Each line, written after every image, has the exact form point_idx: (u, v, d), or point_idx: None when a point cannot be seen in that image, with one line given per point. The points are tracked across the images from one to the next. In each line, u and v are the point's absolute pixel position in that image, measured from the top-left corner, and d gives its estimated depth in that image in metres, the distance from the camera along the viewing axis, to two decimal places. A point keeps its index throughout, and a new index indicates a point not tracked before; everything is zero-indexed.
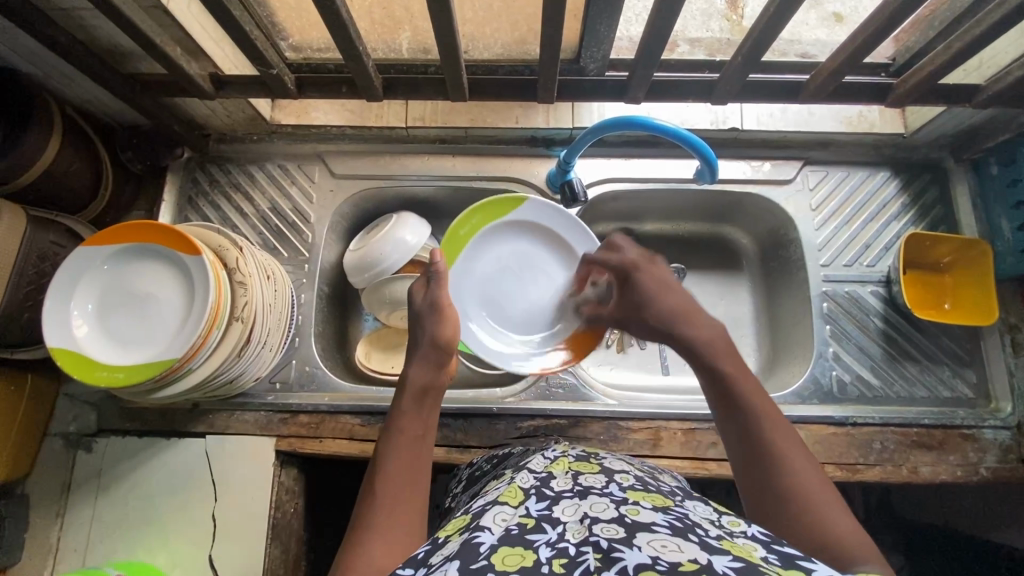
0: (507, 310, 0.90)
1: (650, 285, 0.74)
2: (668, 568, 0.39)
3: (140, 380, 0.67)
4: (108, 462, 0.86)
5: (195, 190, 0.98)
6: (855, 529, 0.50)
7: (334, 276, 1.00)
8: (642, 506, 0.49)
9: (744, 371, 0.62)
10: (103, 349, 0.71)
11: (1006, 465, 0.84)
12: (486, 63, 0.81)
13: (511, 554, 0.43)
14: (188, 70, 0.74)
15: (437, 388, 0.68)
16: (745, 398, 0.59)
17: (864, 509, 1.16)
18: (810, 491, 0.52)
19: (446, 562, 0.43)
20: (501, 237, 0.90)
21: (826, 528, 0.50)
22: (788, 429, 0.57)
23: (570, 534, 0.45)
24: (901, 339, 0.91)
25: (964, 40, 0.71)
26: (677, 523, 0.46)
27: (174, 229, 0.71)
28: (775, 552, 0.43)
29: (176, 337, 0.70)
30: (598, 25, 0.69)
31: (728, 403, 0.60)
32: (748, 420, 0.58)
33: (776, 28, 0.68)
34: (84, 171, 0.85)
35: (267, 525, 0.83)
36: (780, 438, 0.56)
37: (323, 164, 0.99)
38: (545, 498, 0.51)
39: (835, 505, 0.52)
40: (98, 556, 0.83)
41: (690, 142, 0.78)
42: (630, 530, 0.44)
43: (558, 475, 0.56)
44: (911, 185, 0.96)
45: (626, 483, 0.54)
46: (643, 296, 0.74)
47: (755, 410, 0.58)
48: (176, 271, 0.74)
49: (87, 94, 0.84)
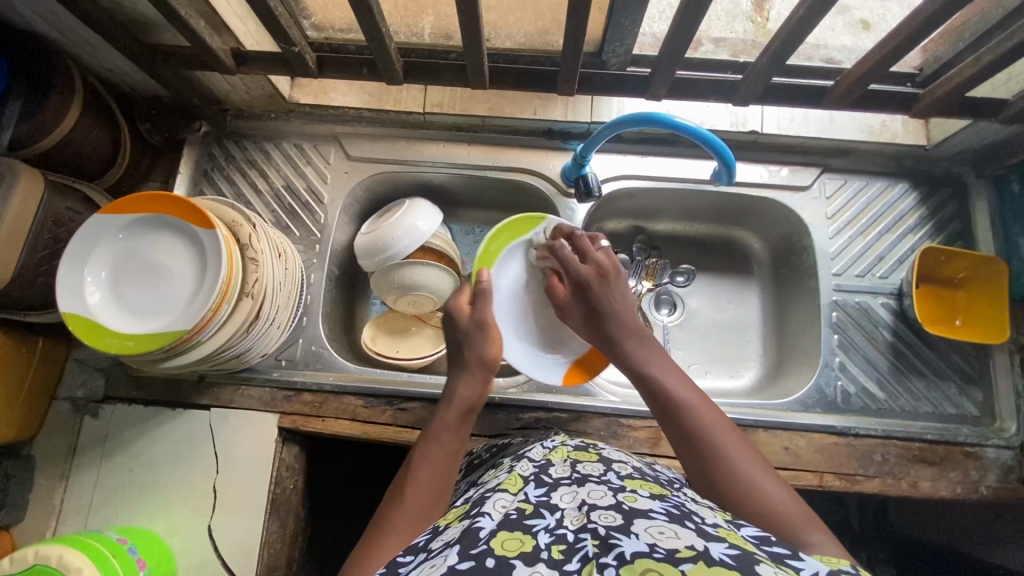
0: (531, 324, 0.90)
1: (607, 294, 0.73)
2: (666, 555, 0.39)
3: (149, 349, 0.68)
4: (113, 429, 0.87)
5: (211, 164, 0.98)
6: (798, 504, 0.52)
7: (345, 258, 1.01)
8: (640, 494, 0.49)
9: (671, 370, 0.64)
10: (114, 317, 0.71)
11: (1006, 485, 0.84)
12: (509, 52, 0.81)
13: (510, 539, 0.44)
14: (211, 44, 0.74)
15: (478, 404, 0.69)
16: (676, 393, 0.61)
17: (860, 522, 1.16)
18: (753, 477, 0.54)
19: (447, 548, 0.44)
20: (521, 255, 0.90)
21: (773, 505, 0.52)
22: (723, 418, 0.59)
23: (569, 521, 0.46)
24: (910, 353, 0.90)
25: (994, 53, 0.69)
26: (674, 510, 0.46)
27: (189, 201, 0.72)
28: (765, 550, 0.43)
29: (186, 309, 0.71)
30: (623, 20, 0.68)
31: (659, 403, 0.61)
32: (683, 419, 0.59)
33: (805, 29, 0.67)
34: (103, 140, 0.86)
35: (266, 500, 0.84)
36: (716, 427, 0.58)
37: (339, 145, 0.99)
38: (544, 485, 0.52)
39: (774, 483, 0.53)
40: (98, 521, 0.85)
41: (710, 141, 0.77)
42: (628, 517, 0.45)
43: (556, 463, 0.56)
44: (930, 198, 0.95)
45: (623, 472, 0.54)
46: (603, 309, 0.73)
47: (686, 406, 0.59)
48: (188, 244, 0.74)
49: (109, 62, 0.85)
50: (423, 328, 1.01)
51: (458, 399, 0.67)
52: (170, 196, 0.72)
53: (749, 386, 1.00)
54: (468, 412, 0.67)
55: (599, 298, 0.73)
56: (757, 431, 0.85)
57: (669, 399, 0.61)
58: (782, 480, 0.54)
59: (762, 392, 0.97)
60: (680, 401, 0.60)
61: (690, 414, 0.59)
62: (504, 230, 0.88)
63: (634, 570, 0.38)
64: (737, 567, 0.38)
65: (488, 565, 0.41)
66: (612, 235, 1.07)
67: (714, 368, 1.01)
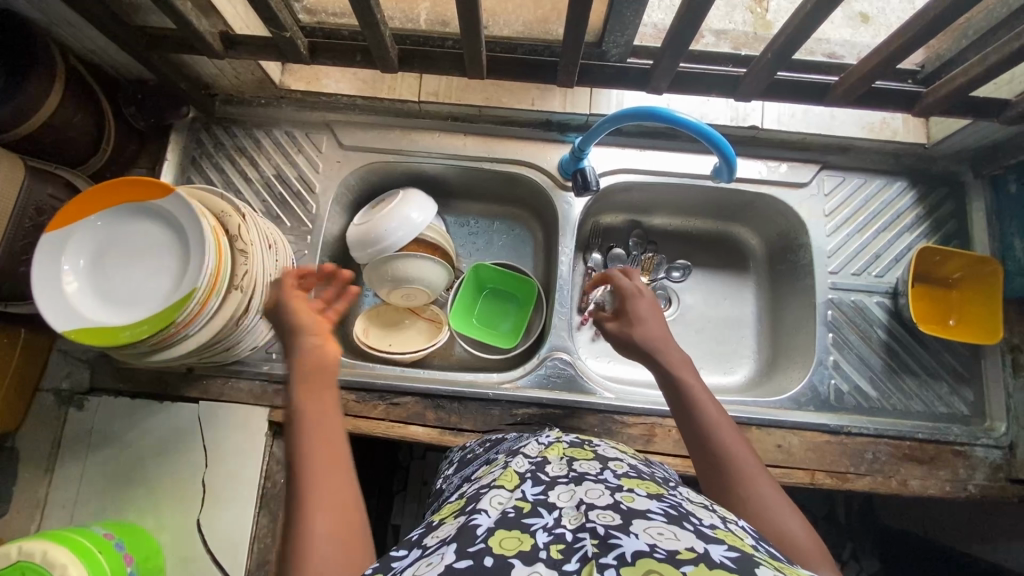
0: (159, 261, 0.72)
1: (645, 310, 0.72)
2: (666, 556, 0.39)
3: (93, 344, 0.66)
4: (99, 421, 0.86)
5: (199, 151, 0.96)
6: (813, 534, 0.52)
7: (337, 249, 0.99)
8: (637, 494, 0.49)
9: (703, 387, 0.64)
10: (64, 306, 0.68)
11: (994, 484, 0.85)
12: (507, 40, 0.79)
13: (508, 537, 0.43)
14: (198, 27, 0.71)
15: (331, 363, 0.57)
16: (704, 412, 0.61)
17: (847, 514, 1.19)
18: (770, 500, 0.54)
19: (443, 545, 0.44)
20: (108, 313, 0.69)
21: (789, 532, 0.51)
22: (744, 440, 0.60)
23: (567, 520, 0.45)
24: (903, 352, 0.91)
25: (1000, 52, 0.68)
26: (671, 510, 0.46)
27: (161, 186, 0.69)
28: (763, 546, 0.44)
29: (149, 301, 0.69)
30: (624, 9, 0.66)
31: (688, 418, 0.62)
32: (709, 436, 0.60)
33: (814, 23, 0.65)
34: (86, 125, 0.83)
35: (256, 495, 0.83)
36: (737, 449, 0.58)
37: (332, 133, 0.97)
38: (541, 483, 0.51)
39: (794, 511, 0.53)
40: (85, 515, 0.83)
41: (711, 137, 0.75)
42: (626, 517, 0.44)
43: (552, 461, 0.56)
44: (927, 197, 0.95)
45: (620, 471, 0.54)
46: (647, 324, 0.71)
47: (713, 423, 0.60)
48: (155, 231, 0.72)
49: (92, 43, 0.82)
50: (416, 321, 1.00)
51: (300, 362, 0.57)
52: (134, 183, 0.70)
53: (742, 383, 1.00)
54: (321, 371, 0.56)
55: (644, 313, 0.72)
56: (750, 429, 0.85)
57: (696, 416, 0.62)
58: (797, 508, 0.54)
59: (755, 389, 0.97)
60: (707, 420, 0.61)
61: (715, 432, 0.60)
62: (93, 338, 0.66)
63: (635, 571, 0.38)
64: (738, 569, 0.38)
65: (486, 565, 0.40)
66: (608, 228, 1.06)
67: (709, 364, 1.01)
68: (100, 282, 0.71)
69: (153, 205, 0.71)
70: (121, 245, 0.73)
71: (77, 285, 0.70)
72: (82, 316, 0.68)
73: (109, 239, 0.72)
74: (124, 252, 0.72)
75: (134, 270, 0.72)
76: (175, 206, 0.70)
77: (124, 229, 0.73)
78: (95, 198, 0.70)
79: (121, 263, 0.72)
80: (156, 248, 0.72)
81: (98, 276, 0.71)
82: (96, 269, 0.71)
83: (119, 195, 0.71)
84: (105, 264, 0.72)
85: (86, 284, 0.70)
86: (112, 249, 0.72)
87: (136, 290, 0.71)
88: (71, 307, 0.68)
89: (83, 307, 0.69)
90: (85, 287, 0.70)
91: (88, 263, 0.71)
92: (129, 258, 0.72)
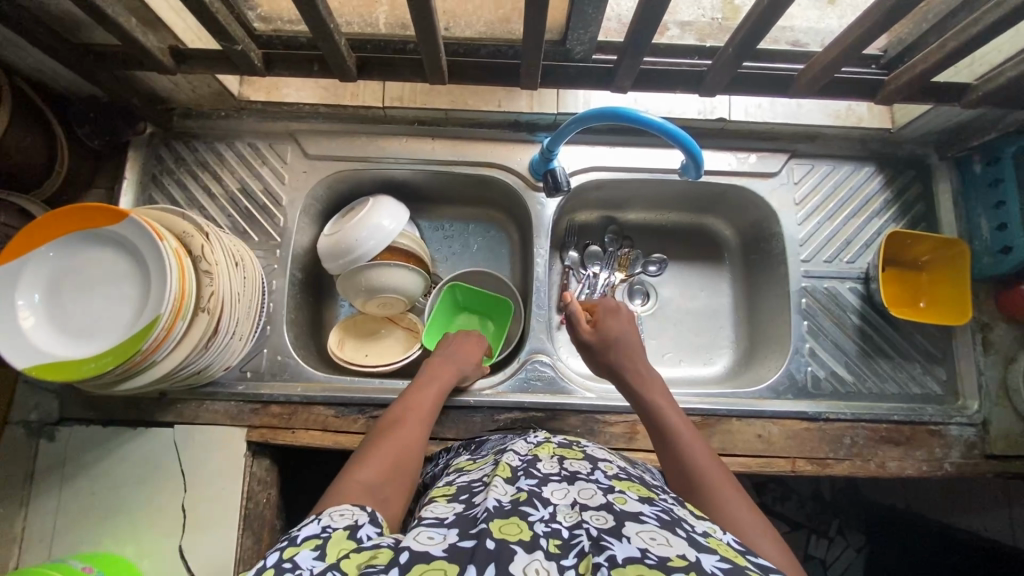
0: (120, 288, 0.70)
1: (621, 328, 0.78)
2: (658, 562, 0.40)
3: (54, 379, 0.64)
4: (72, 451, 0.84)
5: (160, 167, 0.93)
6: (780, 540, 0.53)
7: (308, 261, 0.97)
8: (629, 496, 0.50)
9: (673, 407, 0.69)
10: (24, 344, 0.66)
11: (969, 460, 0.87)
12: (469, 42, 0.77)
13: (508, 524, 0.45)
14: (144, 43, 0.69)
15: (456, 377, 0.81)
16: (675, 427, 0.65)
17: (832, 492, 1.18)
18: (738, 503, 0.56)
19: (444, 526, 0.46)
20: (70, 345, 0.67)
21: (759, 534, 0.53)
22: (712, 452, 0.63)
23: (562, 516, 0.47)
24: (876, 335, 0.92)
25: (960, 38, 0.68)
26: (663, 515, 0.48)
27: (111, 210, 0.67)
28: (751, 562, 0.44)
29: (111, 333, 0.67)
30: (585, 7, 0.65)
31: (660, 434, 0.66)
32: (679, 447, 0.63)
33: (773, 15, 0.65)
34: (37, 148, 0.80)
35: (238, 516, 0.82)
36: (705, 460, 0.61)
37: (296, 143, 0.95)
38: (534, 478, 0.53)
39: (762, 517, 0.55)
40: (62, 548, 0.81)
41: (674, 134, 0.75)
42: (619, 519, 0.46)
43: (543, 458, 0.58)
44: (895, 181, 0.96)
45: (610, 472, 0.56)
46: (619, 342, 0.77)
47: (682, 435, 0.64)
48: (115, 257, 0.70)
49: (40, 65, 0.79)
50: (394, 330, 0.99)
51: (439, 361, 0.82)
52: (85, 209, 0.67)
53: (722, 374, 1.01)
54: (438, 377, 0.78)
55: (619, 330, 0.78)
56: (730, 421, 0.86)
57: (666, 429, 0.65)
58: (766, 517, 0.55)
59: (736, 379, 0.98)
60: (679, 434, 0.64)
61: (684, 443, 0.63)
62: (59, 369, 0.65)
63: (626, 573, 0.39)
64: None
65: (488, 547, 0.42)
66: (583, 226, 1.06)
67: (688, 356, 1.01)
68: (59, 313, 0.69)
69: (110, 231, 0.69)
70: (78, 274, 0.70)
71: (36, 318, 0.68)
72: (43, 351, 0.66)
73: (67, 270, 0.70)
74: (85, 280, 0.70)
75: (96, 298, 0.70)
76: (131, 229, 0.67)
77: (81, 257, 0.70)
78: (47, 227, 0.68)
79: (82, 295, 0.70)
80: (115, 274, 0.70)
81: (57, 308, 0.69)
82: (54, 300, 0.69)
83: (70, 224, 0.68)
84: (66, 295, 0.70)
85: (46, 317, 0.68)
86: (70, 278, 0.70)
87: (100, 318, 0.69)
88: (31, 344, 0.66)
89: (44, 342, 0.67)
90: (44, 320, 0.68)
91: (46, 294, 0.69)
92: (89, 287, 0.70)
